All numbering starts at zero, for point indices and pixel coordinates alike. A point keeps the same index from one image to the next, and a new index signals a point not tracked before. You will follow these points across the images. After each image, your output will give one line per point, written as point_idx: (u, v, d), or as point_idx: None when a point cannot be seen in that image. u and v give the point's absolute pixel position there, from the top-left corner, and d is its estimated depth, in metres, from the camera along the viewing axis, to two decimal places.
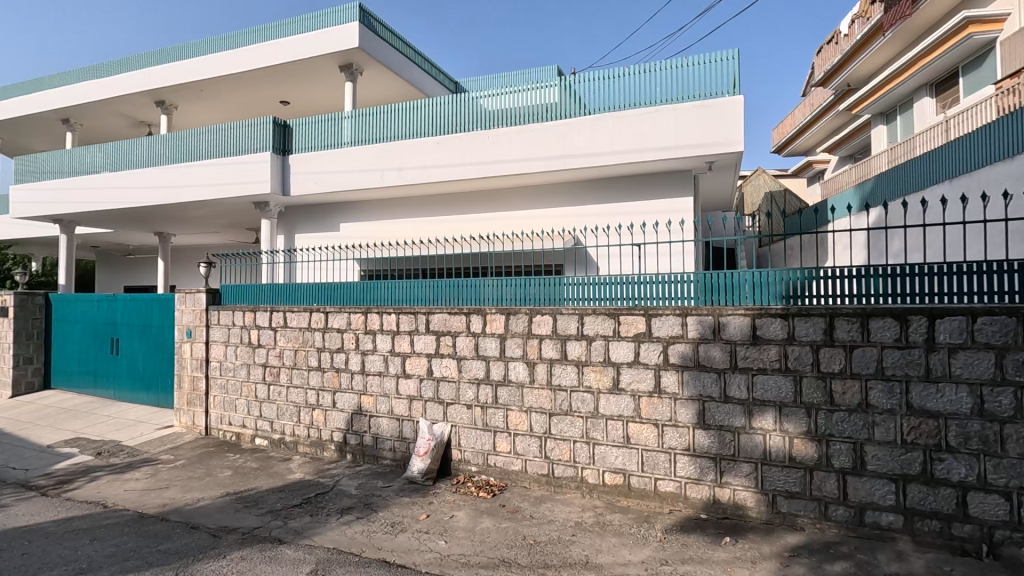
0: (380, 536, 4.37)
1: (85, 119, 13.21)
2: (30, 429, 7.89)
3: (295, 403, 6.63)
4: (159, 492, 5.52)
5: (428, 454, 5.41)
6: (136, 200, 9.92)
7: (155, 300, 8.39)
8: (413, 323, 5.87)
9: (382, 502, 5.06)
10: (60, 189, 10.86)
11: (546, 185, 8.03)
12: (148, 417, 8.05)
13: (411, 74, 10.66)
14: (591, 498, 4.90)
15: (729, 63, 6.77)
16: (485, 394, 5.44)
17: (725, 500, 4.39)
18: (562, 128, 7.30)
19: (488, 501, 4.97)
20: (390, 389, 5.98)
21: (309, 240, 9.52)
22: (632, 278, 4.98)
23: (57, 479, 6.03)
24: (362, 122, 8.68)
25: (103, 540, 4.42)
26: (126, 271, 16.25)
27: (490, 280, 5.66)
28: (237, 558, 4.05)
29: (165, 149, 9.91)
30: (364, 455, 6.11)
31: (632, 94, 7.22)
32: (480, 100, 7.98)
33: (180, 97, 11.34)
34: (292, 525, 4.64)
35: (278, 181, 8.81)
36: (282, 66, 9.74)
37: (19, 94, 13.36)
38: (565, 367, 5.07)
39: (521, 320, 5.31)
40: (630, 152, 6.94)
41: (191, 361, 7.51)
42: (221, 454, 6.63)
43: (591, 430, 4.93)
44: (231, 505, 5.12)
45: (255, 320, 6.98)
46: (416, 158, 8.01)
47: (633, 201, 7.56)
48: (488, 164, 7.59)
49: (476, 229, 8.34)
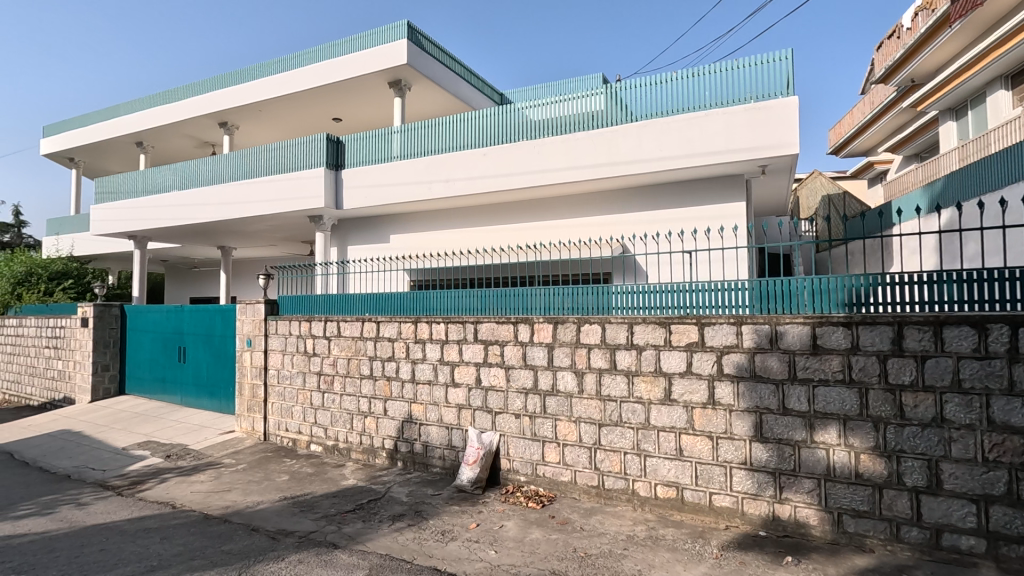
0: (431, 544, 4.41)
1: (156, 141, 14.12)
2: (107, 432, 8.43)
3: (348, 411, 6.81)
4: (222, 494, 5.77)
5: (477, 462, 5.48)
6: (201, 217, 10.50)
7: (218, 311, 8.82)
8: (462, 332, 5.94)
9: (432, 509, 5.11)
10: (134, 207, 11.65)
11: (593, 193, 8.00)
12: (211, 422, 8.46)
13: (457, 87, 10.86)
14: (643, 511, 4.79)
15: (783, 63, 6.57)
16: (534, 403, 5.43)
17: (786, 517, 4.20)
18: (608, 136, 7.27)
19: (538, 512, 4.93)
20: (439, 397, 6.05)
21: (360, 251, 9.82)
22: (682, 286, 4.88)
23: (131, 480, 6.41)
24: (411, 136, 8.89)
25: (171, 539, 4.66)
26: (192, 283, 17.19)
27: (538, 289, 5.65)
28: (295, 561, 4.18)
29: (228, 168, 10.45)
30: (415, 462, 6.19)
31: (681, 98, 7.11)
32: (526, 111, 8.07)
33: (242, 118, 11.98)
34: (347, 530, 4.75)
35: (331, 195, 9.14)
36: (335, 84, 10.12)
37: (98, 119, 14.41)
38: (614, 377, 5.01)
39: (569, 329, 5.28)
40: (679, 158, 6.83)
41: (251, 368, 7.84)
42: (279, 460, 6.86)
43: (642, 441, 4.83)
44: (288, 509, 5.30)
45: (311, 329, 7.23)
46: (464, 170, 8.13)
47: (681, 208, 7.43)
48: (535, 174, 7.63)
49: (522, 238, 8.41)
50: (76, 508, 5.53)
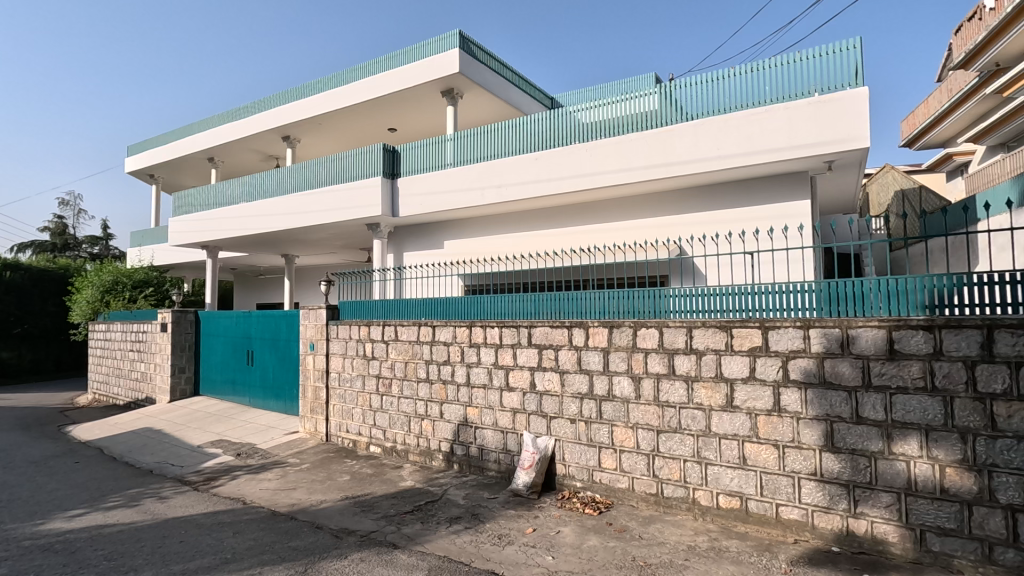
0: (488, 547, 4.44)
1: (226, 156, 14.98)
2: (184, 430, 8.99)
3: (405, 413, 6.97)
4: (288, 492, 6.03)
5: (533, 467, 5.46)
6: (266, 227, 11.05)
7: (283, 316, 9.23)
8: (516, 336, 5.97)
9: (489, 513, 5.14)
10: (207, 219, 12.39)
11: (647, 196, 7.88)
12: (278, 422, 8.85)
13: (509, 93, 10.94)
14: (704, 522, 4.63)
15: (851, 52, 6.24)
16: (590, 409, 5.37)
17: (862, 533, 3.96)
18: (662, 136, 7.13)
19: (595, 518, 4.87)
20: (494, 401, 6.09)
21: (416, 257, 10.05)
22: (743, 289, 4.71)
23: (206, 476, 6.80)
24: (463, 144, 9.05)
25: (243, 534, 4.89)
26: (259, 290, 18.09)
27: (592, 293, 5.59)
28: (357, 559, 4.30)
29: (291, 180, 10.95)
30: (470, 465, 6.25)
31: (739, 95, 6.89)
32: (577, 114, 8.05)
33: (304, 131, 12.55)
34: (406, 531, 4.85)
35: (388, 203, 9.40)
36: (390, 96, 10.43)
37: (175, 137, 15.43)
38: (673, 382, 4.88)
39: (625, 334, 5.21)
40: (737, 156, 6.61)
41: (313, 371, 8.15)
42: (340, 460, 7.09)
43: (702, 449, 4.68)
44: (350, 508, 5.47)
45: (370, 334, 7.45)
46: (515, 174, 8.19)
47: (740, 207, 7.19)
48: (587, 177, 7.58)
49: (575, 242, 8.36)
50: (158, 502, 5.91)
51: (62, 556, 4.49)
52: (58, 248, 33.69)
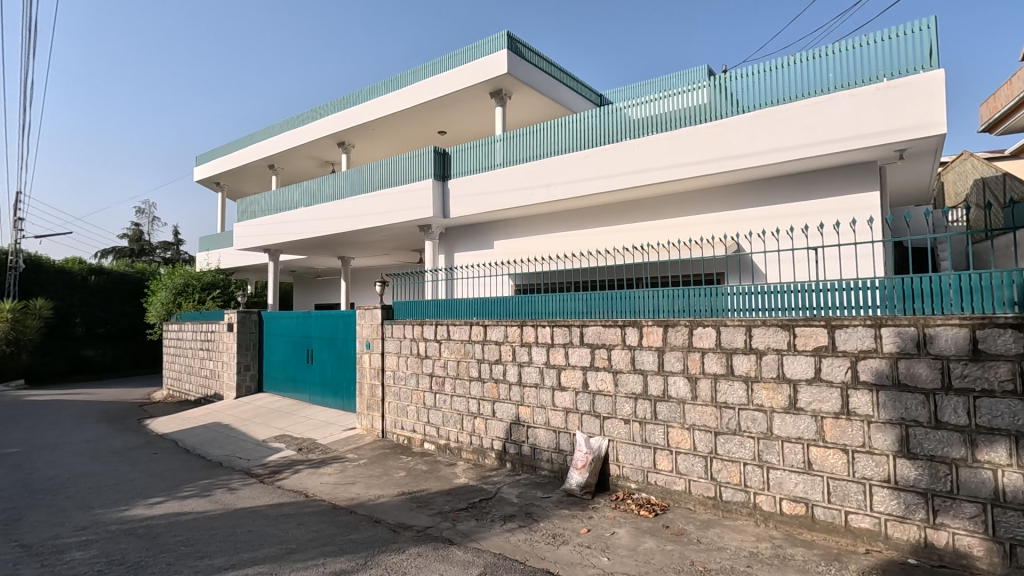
0: (542, 546, 4.44)
1: (285, 163, 15.62)
2: (250, 425, 9.45)
3: (458, 412, 7.06)
4: (347, 487, 6.22)
5: (586, 467, 5.42)
6: (323, 230, 11.46)
7: (340, 316, 9.55)
8: (567, 336, 5.94)
9: (543, 512, 5.14)
10: (269, 224, 12.97)
11: (702, 191, 7.68)
12: (336, 419, 9.15)
13: (557, 91, 10.89)
14: (766, 528, 4.46)
15: (925, 33, 5.86)
16: (644, 409, 5.28)
17: (943, 546, 3.71)
18: (716, 129, 6.94)
19: (651, 521, 4.78)
20: (546, 401, 6.09)
21: (466, 257, 10.18)
22: (807, 286, 4.51)
23: (270, 469, 7.12)
24: (512, 144, 9.09)
25: (306, 525, 5.10)
26: (317, 291, 18.77)
27: (646, 291, 5.49)
28: (414, 554, 4.39)
29: (346, 184, 11.31)
30: (523, 464, 6.26)
31: (799, 83, 6.61)
32: (627, 110, 7.93)
33: (357, 137, 12.94)
34: (461, 527, 4.91)
35: (439, 205, 9.57)
36: (440, 99, 10.60)
37: (238, 146, 16.22)
38: (731, 383, 4.73)
39: (680, 333, 5.09)
40: (797, 148, 6.35)
41: (369, 370, 8.39)
42: (395, 456, 7.27)
43: (764, 452, 4.52)
44: (406, 504, 5.59)
45: (423, 333, 7.60)
46: (565, 173, 8.15)
47: (802, 201, 6.91)
48: (639, 174, 7.46)
49: (626, 240, 8.26)
50: (227, 492, 6.23)
51: (144, 540, 4.82)
52: (135, 253, 36.14)
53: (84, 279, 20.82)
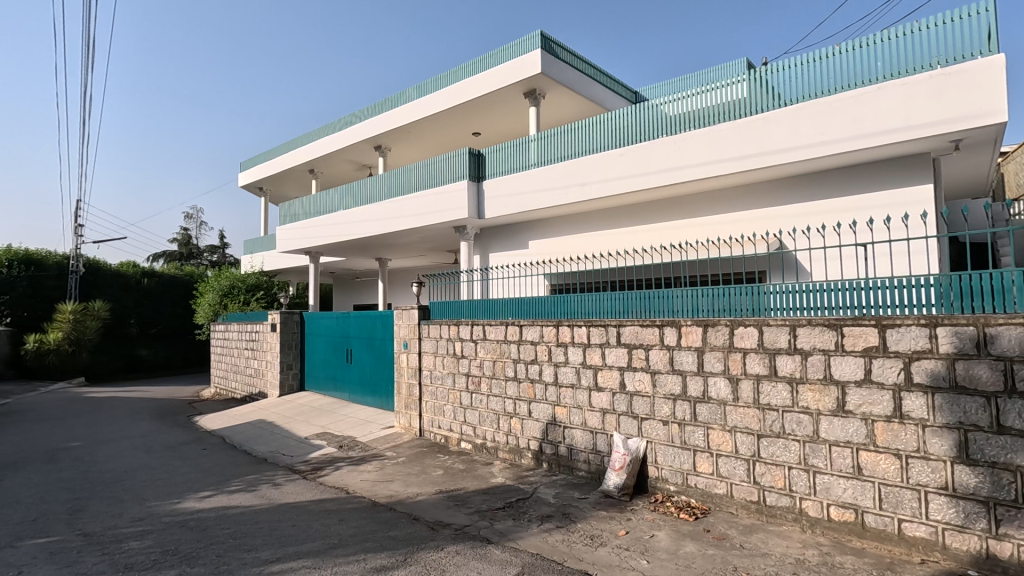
0: (580, 547, 4.41)
1: (324, 167, 16.02)
2: (292, 422, 9.73)
3: (494, 411, 7.09)
4: (386, 484, 6.34)
5: (624, 468, 5.37)
6: (361, 232, 11.70)
7: (378, 316, 9.73)
8: (604, 336, 5.89)
9: (580, 513, 5.11)
10: (309, 227, 13.33)
11: (742, 187, 7.50)
12: (375, 417, 9.33)
13: (591, 89, 10.81)
14: (813, 534, 4.32)
15: (982, 17, 5.56)
16: (683, 410, 5.19)
17: (1006, 557, 3.52)
18: (756, 124, 6.76)
19: (691, 524, 4.69)
20: (583, 401, 6.05)
21: (502, 257, 10.22)
22: (856, 284, 4.34)
23: (312, 466, 7.31)
24: (547, 144, 9.07)
25: (347, 521, 5.21)
26: (355, 292, 19.19)
27: (684, 290, 5.40)
28: (453, 552, 4.43)
29: (383, 187, 11.51)
30: (560, 464, 6.24)
31: (845, 74, 6.38)
32: (664, 106, 7.81)
33: (394, 140, 13.16)
34: (498, 527, 4.94)
35: (474, 206, 9.64)
36: (474, 100, 10.67)
37: (280, 152, 16.73)
38: (775, 385, 4.60)
39: (720, 333, 4.98)
40: (843, 141, 6.13)
41: (407, 369, 8.51)
42: (433, 455, 7.36)
43: (810, 456, 4.37)
44: (444, 502, 5.65)
45: (459, 333, 7.67)
46: (600, 172, 8.09)
47: (848, 196, 6.66)
48: (675, 171, 7.34)
49: (663, 238, 8.15)
50: (272, 488, 6.44)
51: (195, 532, 5.02)
52: (184, 257, 37.75)
53: (138, 282, 22.03)
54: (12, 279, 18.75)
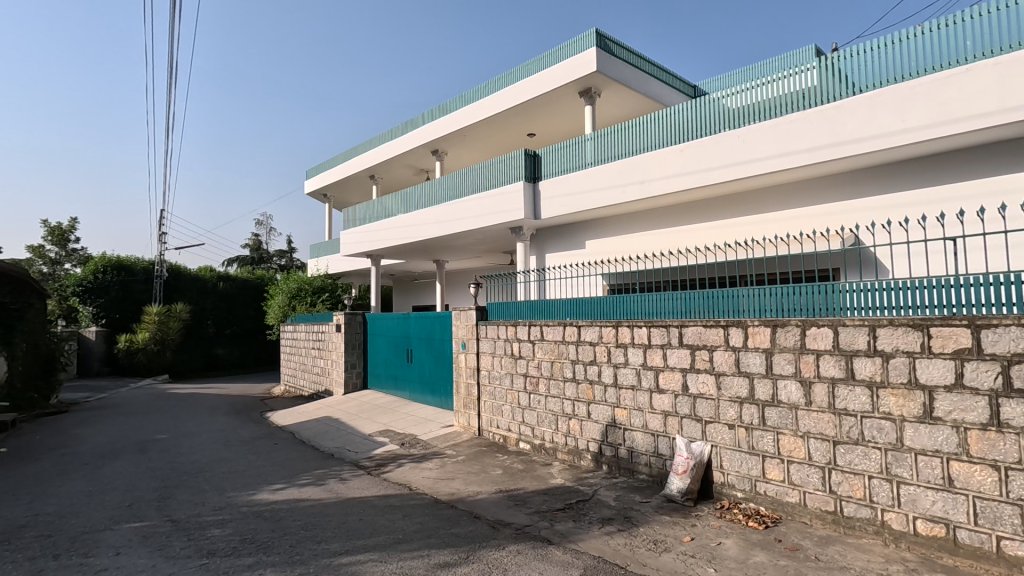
0: (644, 552, 4.32)
1: (384, 173, 16.54)
2: (357, 420, 10.09)
3: (553, 412, 7.07)
4: (447, 482, 6.45)
5: (687, 473, 5.22)
6: (420, 235, 11.98)
7: (437, 317, 9.93)
8: (665, 337, 5.76)
9: (642, 517, 5.01)
10: (371, 231, 13.79)
11: (812, 181, 7.15)
12: (435, 416, 9.53)
13: (649, 85, 10.59)
14: (897, 549, 4.04)
15: None
16: (751, 414, 4.98)
17: None
18: (829, 113, 6.43)
19: (761, 533, 4.50)
20: (644, 403, 5.93)
21: (558, 258, 10.19)
22: (943, 282, 4.04)
23: (376, 462, 7.54)
24: (603, 142, 8.96)
25: (411, 517, 5.35)
26: (415, 293, 19.67)
27: (751, 289, 5.19)
28: (514, 551, 4.45)
29: (440, 190, 11.74)
30: (620, 467, 6.14)
31: (927, 56, 5.94)
32: (726, 99, 7.54)
33: (450, 144, 13.40)
34: (559, 528, 4.92)
35: (530, 207, 9.66)
36: (529, 101, 10.70)
37: (342, 159, 17.40)
38: (852, 389, 4.34)
39: (791, 334, 4.75)
40: (926, 128, 5.72)
41: (465, 369, 8.63)
42: (492, 454, 7.43)
43: (893, 465, 4.10)
44: (504, 501, 5.69)
45: (517, 333, 7.70)
46: (659, 169, 7.92)
47: (934, 187, 6.21)
48: (740, 166, 7.09)
49: (728, 236, 7.88)
50: (339, 482, 6.69)
51: (270, 522, 5.29)
52: (255, 262, 39.90)
53: (214, 285, 23.55)
54: (106, 283, 20.58)
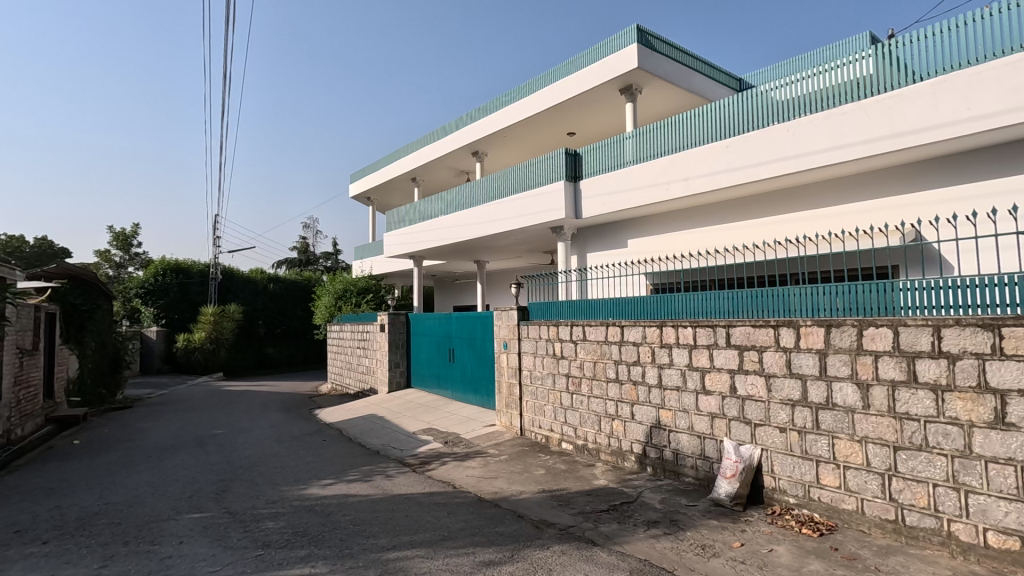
0: (691, 557, 4.24)
1: (426, 175, 16.80)
2: (401, 418, 10.29)
3: (596, 413, 7.02)
4: (490, 481, 6.50)
5: (736, 477, 5.09)
6: (461, 236, 12.11)
7: (479, 317, 10.03)
8: (712, 337, 5.63)
9: (689, 521, 4.92)
10: (413, 232, 14.03)
11: (868, 175, 6.85)
12: (477, 415, 9.61)
13: (692, 80, 10.36)
14: (966, 562, 3.83)
15: None
16: (803, 417, 4.82)
17: None
18: (887, 103, 6.13)
19: (816, 541, 4.34)
20: (689, 404, 5.82)
21: (599, 257, 10.11)
22: (1015, 280, 3.80)
23: (421, 460, 7.68)
24: (645, 139, 8.82)
25: (455, 515, 5.42)
26: (456, 294, 19.89)
27: (802, 288, 5.03)
28: (559, 551, 4.44)
29: (481, 191, 11.84)
30: (665, 469, 6.04)
31: (995, 39, 5.57)
32: (775, 92, 7.31)
33: (490, 145, 13.49)
34: (603, 529, 4.88)
35: (571, 206, 9.62)
36: (569, 100, 10.65)
37: (385, 162, 17.76)
38: (914, 392, 4.13)
39: (847, 334, 4.57)
40: (994, 116, 5.39)
41: (507, 369, 8.67)
42: (535, 454, 7.43)
43: (960, 473, 3.88)
44: (548, 502, 5.68)
45: (559, 334, 7.68)
46: (704, 166, 7.75)
47: (1003, 178, 5.84)
48: (789, 161, 6.86)
49: (777, 233, 7.64)
50: (386, 479, 6.84)
51: (321, 517, 5.46)
52: (303, 265, 41.19)
53: (265, 287, 24.54)
54: (165, 285, 21.81)
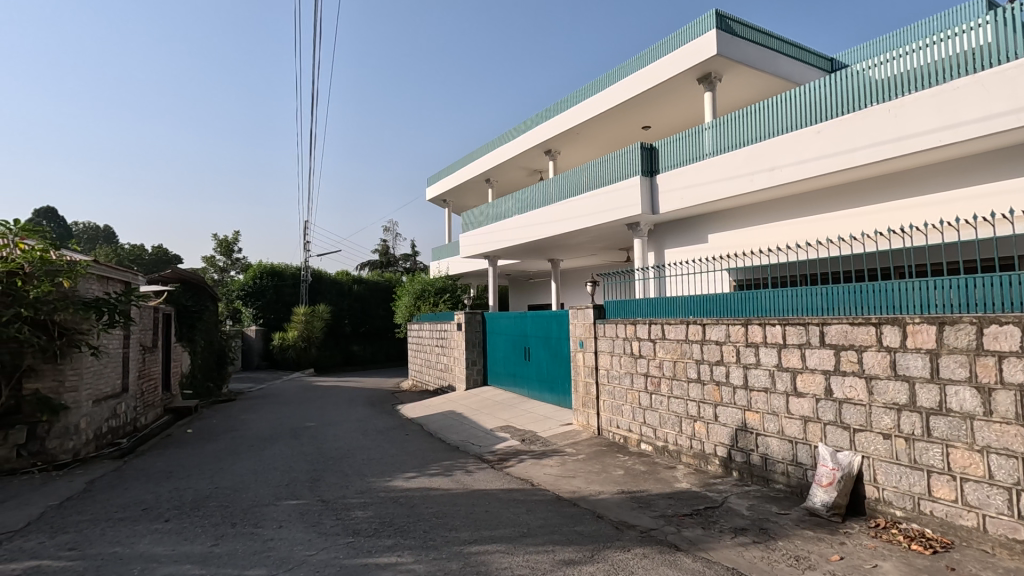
0: (784, 568, 4.02)
1: (499, 176, 17.01)
2: (479, 415, 10.50)
3: (677, 414, 6.81)
4: (568, 480, 6.48)
5: (833, 485, 4.79)
6: (534, 235, 12.16)
7: (554, 316, 10.07)
8: (804, 336, 5.30)
9: (780, 529, 4.66)
10: (488, 233, 14.25)
11: (987, 155, 6.16)
12: (554, 413, 9.61)
13: (778, 64, 9.79)
14: None
15: None
16: (912, 424, 4.41)
17: None
18: (1010, 74, 5.49)
19: (928, 558, 3.97)
20: (779, 406, 5.52)
21: (678, 254, 9.80)
22: None
23: (499, 457, 7.79)
24: (727, 129, 8.44)
25: (534, 512, 5.45)
26: (531, 293, 19.99)
27: (907, 283, 4.62)
28: (640, 554, 4.35)
29: (555, 189, 11.82)
30: (753, 475, 5.76)
31: None
32: (873, 70, 6.74)
33: (563, 143, 13.42)
34: (687, 534, 4.73)
35: (648, 201, 9.38)
36: (644, 92, 10.39)
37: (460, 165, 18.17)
38: None
39: (964, 332, 4.12)
40: None
41: (583, 368, 8.61)
42: (613, 454, 7.32)
43: None
44: (628, 503, 5.58)
45: (636, 332, 7.53)
46: (792, 153, 7.31)
47: None
48: (891, 144, 6.32)
49: (877, 223, 7.06)
50: (466, 474, 7.01)
51: (405, 508, 5.69)
52: (383, 266, 43.03)
53: (350, 288, 25.96)
54: (262, 287, 23.56)
